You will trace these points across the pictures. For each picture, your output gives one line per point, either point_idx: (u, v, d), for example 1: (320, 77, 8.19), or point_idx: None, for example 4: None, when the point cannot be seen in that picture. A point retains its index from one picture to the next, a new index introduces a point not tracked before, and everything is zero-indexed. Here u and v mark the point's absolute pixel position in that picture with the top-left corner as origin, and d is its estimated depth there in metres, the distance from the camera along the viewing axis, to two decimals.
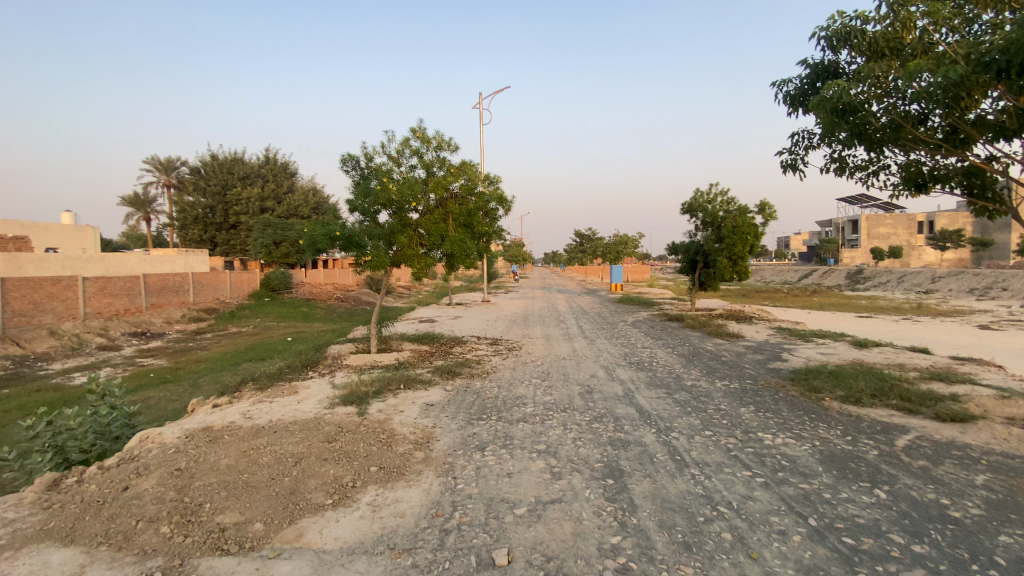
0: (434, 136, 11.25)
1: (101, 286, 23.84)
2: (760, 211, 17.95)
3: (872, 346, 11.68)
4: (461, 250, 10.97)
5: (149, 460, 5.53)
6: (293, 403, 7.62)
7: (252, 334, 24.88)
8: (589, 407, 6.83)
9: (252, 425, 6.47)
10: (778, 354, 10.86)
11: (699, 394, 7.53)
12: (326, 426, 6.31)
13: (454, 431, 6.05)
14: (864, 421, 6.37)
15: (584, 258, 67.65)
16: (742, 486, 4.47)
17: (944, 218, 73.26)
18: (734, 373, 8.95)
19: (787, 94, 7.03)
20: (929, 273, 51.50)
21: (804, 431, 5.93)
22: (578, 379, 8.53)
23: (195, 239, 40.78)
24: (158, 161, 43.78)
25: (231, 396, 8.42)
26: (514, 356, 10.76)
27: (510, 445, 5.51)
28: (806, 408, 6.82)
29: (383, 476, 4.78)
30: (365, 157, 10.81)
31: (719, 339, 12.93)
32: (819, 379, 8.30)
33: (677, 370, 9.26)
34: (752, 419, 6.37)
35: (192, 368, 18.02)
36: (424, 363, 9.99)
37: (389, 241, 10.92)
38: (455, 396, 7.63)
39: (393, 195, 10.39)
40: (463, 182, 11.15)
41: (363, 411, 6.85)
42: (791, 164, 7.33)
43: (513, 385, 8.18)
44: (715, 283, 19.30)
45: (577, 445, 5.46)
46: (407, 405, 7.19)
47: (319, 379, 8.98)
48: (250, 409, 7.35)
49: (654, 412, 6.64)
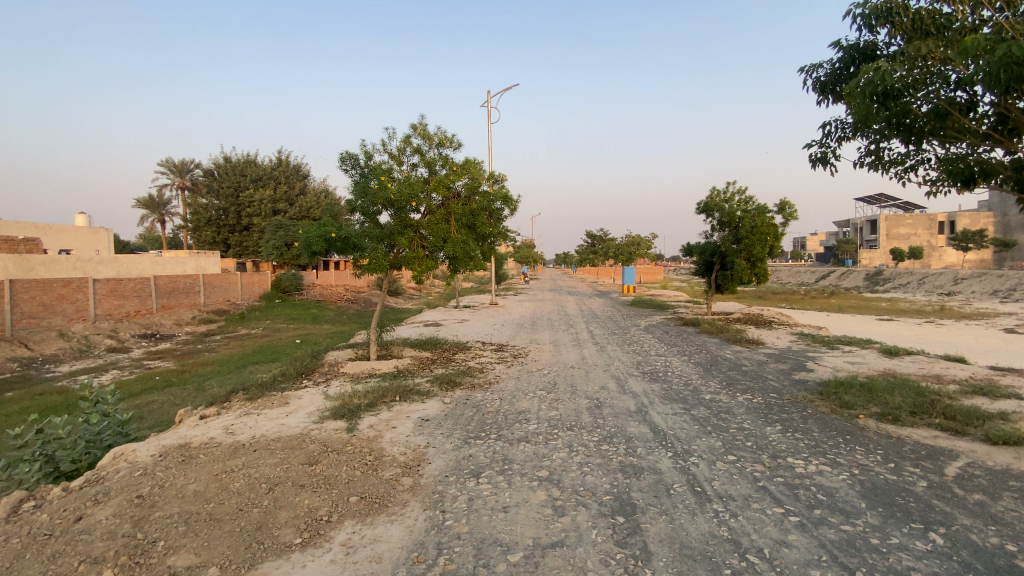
0: (436, 133, 10.72)
1: (112, 288, 23.71)
2: (780, 211, 17.16)
3: (903, 355, 10.89)
4: (464, 252, 10.40)
5: (114, 484, 5.03)
6: (281, 415, 7.13)
7: (259, 336, 24.58)
8: (597, 425, 6.23)
9: (232, 442, 5.98)
10: (802, 363, 10.12)
11: (720, 411, 6.89)
12: (310, 444, 5.80)
13: (448, 453, 5.50)
14: (905, 444, 5.66)
15: (596, 259, 67.10)
16: (774, 528, 3.85)
17: (965, 218, 71.11)
18: (757, 386, 8.28)
19: (817, 81, 6.36)
20: (951, 275, 49.96)
21: (840, 457, 5.26)
22: (586, 391, 7.92)
23: (208, 241, 40.82)
24: (173, 163, 44.01)
25: (220, 407, 7.96)
26: (519, 365, 10.16)
27: (509, 471, 4.93)
28: (840, 429, 6.13)
29: (363, 509, 4.23)
30: (364, 155, 10.30)
31: (738, 347, 12.24)
32: (849, 393, 7.59)
33: (694, 381, 8.61)
34: (780, 440, 5.73)
35: (197, 371, 17.71)
36: (423, 371, 9.46)
37: (389, 243, 10.41)
38: (454, 410, 7.07)
39: (392, 195, 9.86)
40: (467, 180, 10.59)
41: (352, 427, 6.32)
42: (819, 159, 6.69)
43: (517, 398, 7.60)
44: (732, 286, 18.55)
45: (585, 472, 4.88)
46: (400, 420, 6.64)
47: (312, 389, 8.48)
48: (233, 422, 6.86)
49: (670, 432, 6.03)
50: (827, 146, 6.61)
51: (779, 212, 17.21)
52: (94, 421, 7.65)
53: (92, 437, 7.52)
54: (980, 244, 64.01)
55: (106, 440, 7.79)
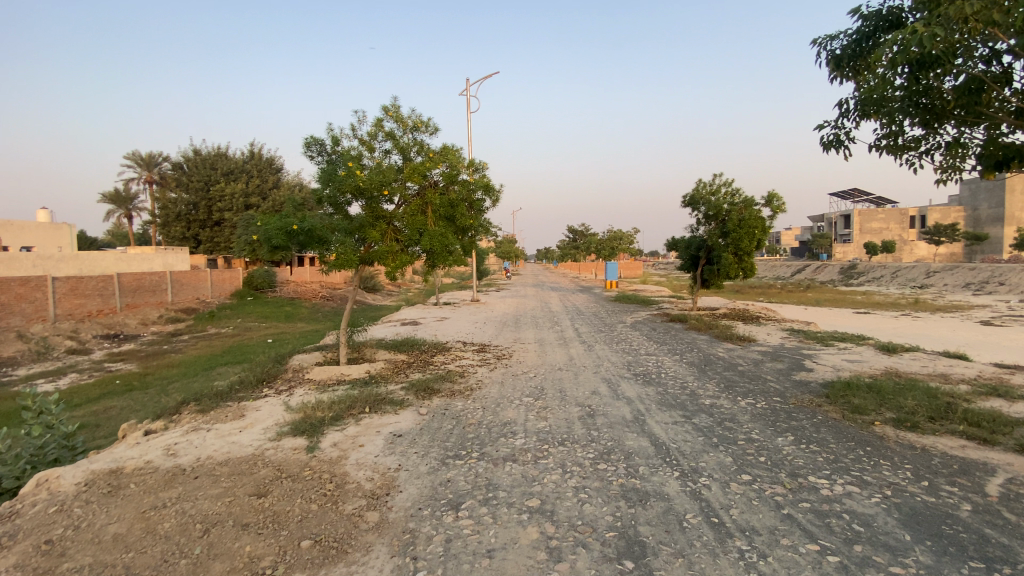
0: (410, 116, 9.91)
1: (73, 286, 22.29)
2: (767, 204, 16.71)
3: (901, 351, 10.45)
4: (442, 246, 9.59)
5: (22, 521, 4.19)
6: (233, 432, 6.30)
7: (231, 336, 23.41)
8: (591, 439, 5.55)
9: (171, 467, 5.14)
10: (799, 362, 9.59)
11: (723, 418, 6.26)
12: (261, 470, 5.00)
13: (422, 477, 4.77)
14: (932, 457, 5.10)
15: (577, 254, 66.78)
16: (813, 572, 3.20)
17: (936, 212, 72.59)
18: (757, 389, 7.69)
19: (833, 55, 5.78)
20: (924, 268, 50.79)
21: (866, 475, 4.67)
22: (576, 397, 7.23)
23: (178, 237, 39.14)
24: (140, 156, 42.12)
25: (168, 421, 7.07)
26: (503, 367, 9.44)
27: (494, 501, 4.21)
28: (857, 439, 5.55)
29: (318, 557, 3.48)
30: (331, 140, 9.43)
31: (730, 344, 11.74)
32: (858, 396, 7.04)
33: (690, 383, 8.01)
34: (797, 455, 5.10)
35: (162, 373, 16.58)
36: (398, 377, 8.68)
37: (360, 237, 9.56)
38: (429, 423, 6.32)
39: (361, 183, 9.02)
40: (444, 169, 9.80)
41: (312, 447, 5.55)
42: (831, 142, 6.07)
43: (501, 406, 6.88)
44: (719, 281, 18.10)
45: (582, 500, 4.18)
46: (368, 436, 5.87)
47: (273, 398, 7.64)
48: (178, 441, 6.01)
49: (673, 445, 5.37)
50: (840, 128, 5.99)
51: (766, 205, 16.79)
52: (35, 435, 6.76)
53: (32, 452, 6.65)
54: (952, 237, 65.33)
55: (48, 455, 6.90)
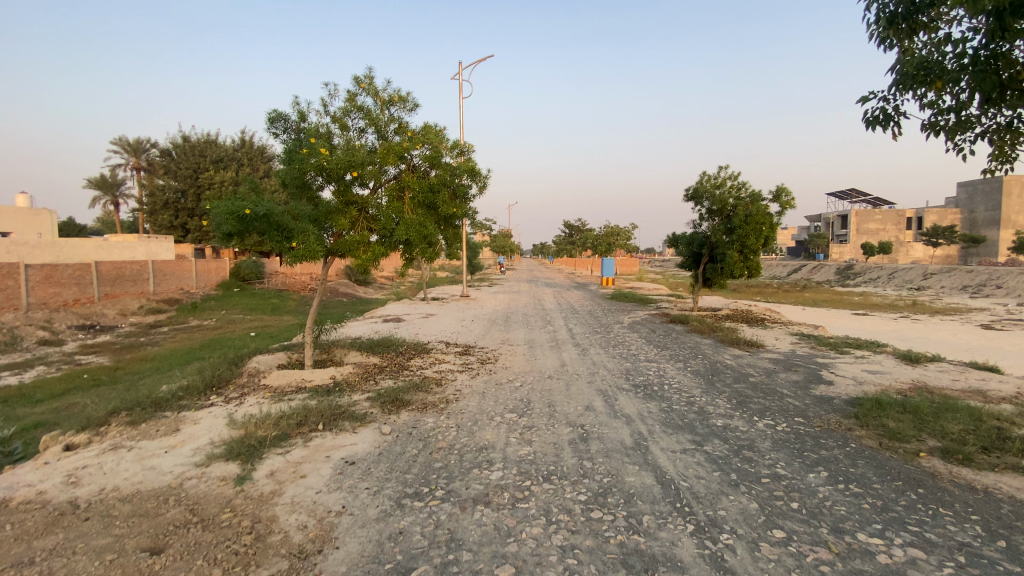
0: (387, 90, 8.86)
1: (47, 274, 21.12)
2: (776, 198, 15.70)
3: (925, 362, 9.48)
4: (421, 235, 8.53)
5: None
6: (156, 453, 5.30)
7: (212, 328, 22.29)
8: (585, 474, 4.54)
9: (60, 506, 4.12)
10: (816, 373, 8.59)
11: (740, 444, 5.26)
12: (170, 511, 4.02)
13: (366, 526, 3.77)
14: (1001, 504, 4.10)
15: (574, 250, 65.75)
16: None
17: (933, 215, 72.06)
18: (775, 406, 6.68)
19: (882, 12, 4.77)
20: (921, 269, 50.08)
21: (929, 533, 3.69)
22: (567, 414, 6.25)
23: (165, 225, 37.83)
24: (127, 142, 40.69)
25: (93, 434, 6.04)
26: (486, 374, 8.42)
27: (456, 568, 3.21)
28: (905, 479, 4.56)
29: None
30: (297, 115, 8.37)
31: (737, 349, 10.78)
32: (893, 418, 6.05)
33: (696, 398, 7.02)
34: (836, 500, 4.12)
35: (133, 368, 15.45)
36: (366, 385, 7.64)
37: (326, 224, 8.49)
38: (390, 446, 5.31)
39: (328, 163, 7.96)
40: (424, 150, 8.74)
41: (243, 477, 4.56)
42: (875, 119, 5.08)
43: (478, 426, 5.87)
44: (722, 280, 17.11)
45: (570, 569, 3.18)
46: (315, 463, 4.87)
47: (218, 409, 6.63)
48: (87, 466, 4.99)
49: (683, 483, 4.37)
50: (888, 102, 5.01)
51: (775, 200, 15.76)
52: None
53: None
54: (949, 240, 63.90)
55: None
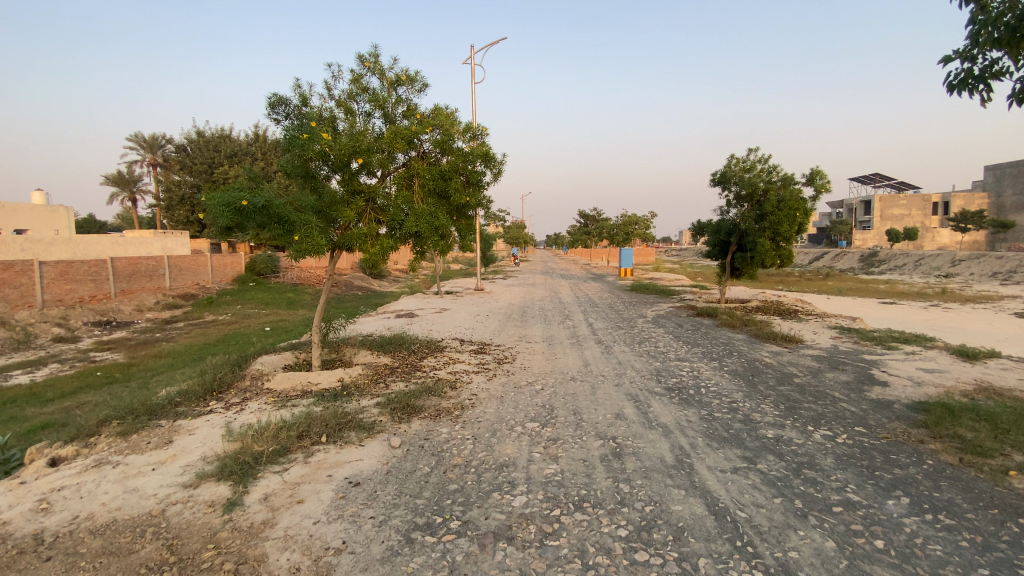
0: (394, 70, 8.23)
1: (62, 270, 20.95)
2: (810, 181, 14.77)
3: (983, 358, 8.61)
4: (431, 227, 7.89)
5: None
6: (143, 471, 4.78)
7: (227, 323, 22.01)
8: (623, 502, 3.89)
9: (22, 541, 3.59)
10: (866, 373, 7.80)
11: (799, 462, 4.58)
12: (145, 548, 3.49)
13: (367, 568, 3.18)
14: None
15: (589, 241, 64.81)
16: None
17: (960, 199, 69.59)
18: (829, 412, 5.97)
19: None
20: (949, 256, 48.22)
21: None
22: (595, 424, 5.62)
23: (181, 220, 37.78)
24: (143, 138, 40.66)
25: (82, 446, 5.55)
26: (504, 376, 7.82)
27: None
28: (1004, 506, 3.84)
29: None
30: (298, 98, 7.79)
31: (773, 346, 10.02)
32: (968, 427, 5.29)
33: (739, 403, 6.33)
34: (928, 537, 3.43)
35: (146, 365, 15.12)
36: (375, 389, 7.07)
37: (332, 216, 7.92)
38: (399, 462, 4.73)
39: (333, 149, 7.38)
40: (435, 134, 8.10)
41: (233, 502, 4.02)
42: (960, 83, 4.38)
43: (497, 438, 5.25)
44: (751, 270, 16.26)
45: None
46: (316, 485, 4.30)
47: (216, 418, 6.12)
48: (65, 488, 4.47)
49: (740, 513, 3.72)
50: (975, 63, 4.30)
51: (809, 183, 14.84)
52: None
53: None
54: (979, 225, 61.59)
55: None
